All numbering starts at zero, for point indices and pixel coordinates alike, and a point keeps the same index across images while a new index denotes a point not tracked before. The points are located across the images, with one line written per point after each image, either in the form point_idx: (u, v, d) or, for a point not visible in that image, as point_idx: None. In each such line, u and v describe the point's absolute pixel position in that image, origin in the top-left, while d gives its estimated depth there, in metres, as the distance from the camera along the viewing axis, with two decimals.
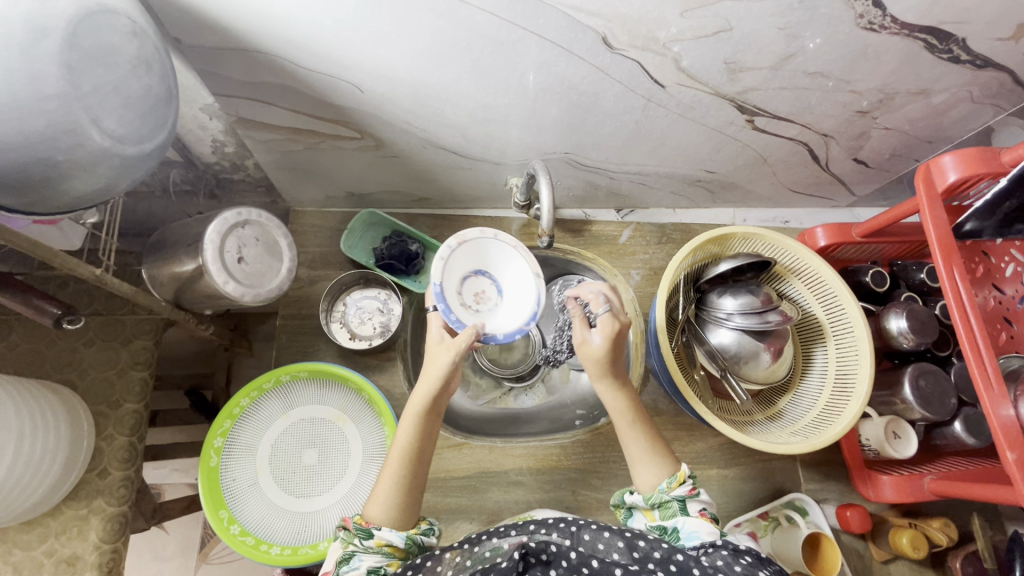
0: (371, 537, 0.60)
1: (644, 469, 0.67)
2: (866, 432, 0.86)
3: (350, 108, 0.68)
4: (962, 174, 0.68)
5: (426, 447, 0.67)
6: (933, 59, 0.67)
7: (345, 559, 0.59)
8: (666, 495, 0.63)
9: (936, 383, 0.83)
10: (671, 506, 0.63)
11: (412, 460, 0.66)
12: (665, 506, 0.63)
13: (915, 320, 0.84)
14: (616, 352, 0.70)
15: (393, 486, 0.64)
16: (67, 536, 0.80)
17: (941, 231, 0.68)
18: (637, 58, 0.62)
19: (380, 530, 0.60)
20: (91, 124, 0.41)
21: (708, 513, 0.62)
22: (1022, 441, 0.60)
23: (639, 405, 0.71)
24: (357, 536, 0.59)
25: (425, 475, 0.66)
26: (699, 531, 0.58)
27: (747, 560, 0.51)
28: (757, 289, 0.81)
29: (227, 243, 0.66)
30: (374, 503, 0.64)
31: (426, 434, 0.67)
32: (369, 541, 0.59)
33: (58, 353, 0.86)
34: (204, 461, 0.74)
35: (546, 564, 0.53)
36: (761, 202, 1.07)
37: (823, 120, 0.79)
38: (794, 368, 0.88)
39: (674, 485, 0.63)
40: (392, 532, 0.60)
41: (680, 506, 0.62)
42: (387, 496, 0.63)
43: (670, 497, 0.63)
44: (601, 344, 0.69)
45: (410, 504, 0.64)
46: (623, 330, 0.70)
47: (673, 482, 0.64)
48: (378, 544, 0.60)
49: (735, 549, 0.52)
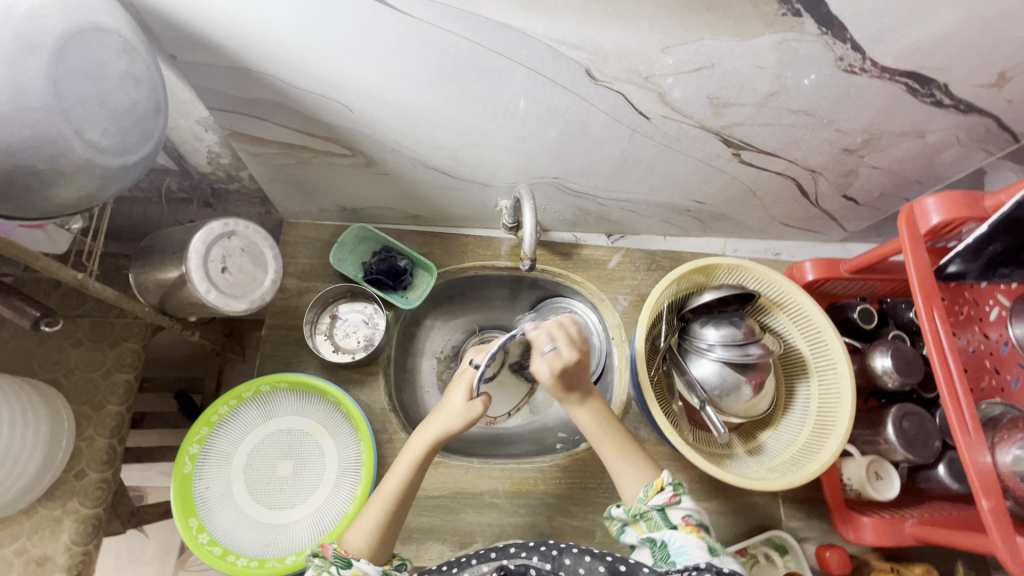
0: (348, 567, 0.64)
1: (625, 476, 0.73)
2: (847, 471, 0.85)
3: (341, 126, 0.70)
4: (946, 217, 0.68)
5: (416, 483, 0.72)
6: (915, 102, 0.68)
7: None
8: (645, 504, 0.67)
9: (920, 424, 0.82)
10: (653, 517, 0.66)
11: (400, 496, 0.70)
12: (648, 517, 0.67)
13: (900, 360, 0.83)
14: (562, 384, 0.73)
15: (377, 519, 0.68)
16: (39, 536, 0.80)
17: (922, 273, 0.68)
18: (620, 90, 0.63)
19: (358, 561, 0.64)
20: (75, 135, 0.43)
21: (692, 518, 0.66)
22: (997, 489, 0.60)
23: (602, 418, 0.76)
24: (334, 565, 0.63)
25: (407, 511, 0.71)
26: (688, 545, 0.62)
27: None
28: (739, 321, 0.81)
29: (212, 252, 0.67)
30: (356, 532, 0.68)
31: (417, 474, 0.72)
32: (347, 570, 0.63)
33: (47, 352, 0.87)
34: (178, 467, 0.74)
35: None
36: (752, 233, 1.07)
37: (811, 157, 0.80)
38: (776, 403, 0.88)
39: (653, 494, 0.67)
40: (368, 565, 0.65)
41: (661, 515, 0.66)
42: (370, 528, 0.68)
43: (650, 507, 0.67)
44: (549, 378, 0.72)
45: (387, 540, 0.69)
46: (574, 367, 0.72)
47: (651, 490, 0.67)
48: (355, 575, 0.63)
49: (719, 572, 0.55)
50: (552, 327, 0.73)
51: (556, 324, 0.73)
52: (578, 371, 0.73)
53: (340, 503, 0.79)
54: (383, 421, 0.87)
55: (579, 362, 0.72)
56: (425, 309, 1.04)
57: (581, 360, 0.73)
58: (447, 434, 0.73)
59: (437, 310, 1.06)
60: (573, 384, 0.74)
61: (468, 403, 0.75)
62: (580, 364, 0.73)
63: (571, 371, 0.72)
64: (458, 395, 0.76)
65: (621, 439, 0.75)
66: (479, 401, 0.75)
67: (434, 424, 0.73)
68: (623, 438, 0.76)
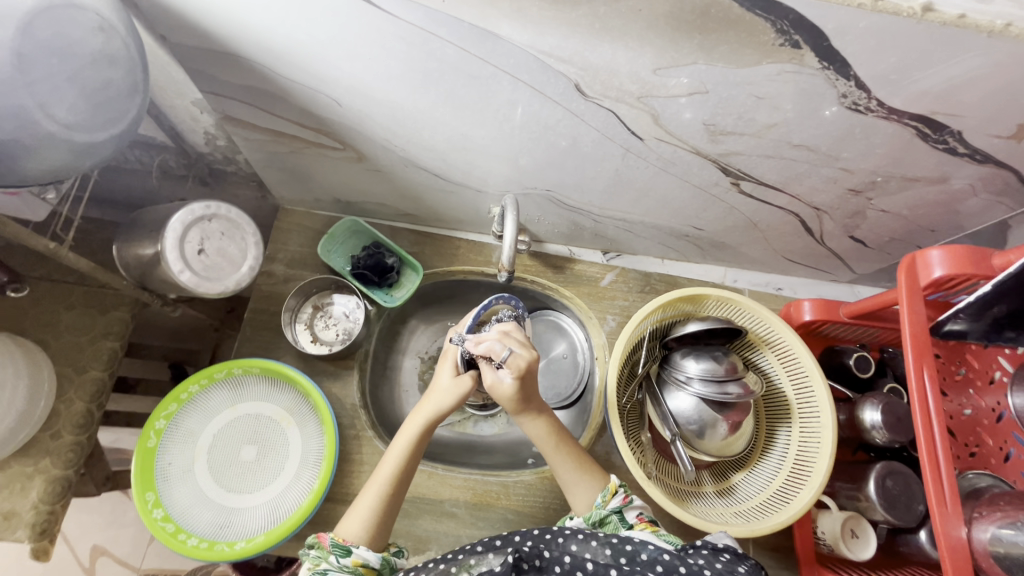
0: (348, 555, 0.64)
1: (578, 487, 0.74)
2: (823, 524, 0.81)
3: (330, 119, 0.70)
4: (949, 272, 0.64)
5: (410, 467, 0.72)
6: (926, 147, 0.64)
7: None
8: (603, 509, 0.69)
9: (905, 484, 0.77)
10: (611, 521, 0.68)
11: (395, 481, 0.71)
12: (606, 522, 0.68)
13: (891, 415, 0.79)
14: (525, 388, 0.72)
15: (374, 505, 0.69)
16: (9, 490, 0.82)
17: (916, 329, 0.64)
18: (611, 108, 0.61)
19: (357, 549, 0.65)
20: (39, 110, 0.43)
21: (645, 515, 0.69)
22: (967, 569, 0.57)
23: (556, 426, 0.76)
24: (332, 555, 0.63)
25: (403, 496, 0.72)
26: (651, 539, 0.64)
27: (725, 558, 0.55)
28: (721, 356, 0.78)
29: (190, 234, 0.67)
30: (352, 519, 0.68)
31: (412, 458, 0.73)
32: (345, 559, 0.64)
33: (38, 313, 0.89)
34: (142, 440, 0.75)
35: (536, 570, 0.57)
36: (754, 265, 1.03)
37: (814, 193, 0.76)
38: (755, 445, 0.84)
39: (610, 498, 0.69)
40: (368, 552, 0.65)
41: (619, 517, 0.68)
42: (367, 513, 0.68)
43: (609, 511, 0.68)
44: (512, 384, 0.71)
45: (383, 526, 0.69)
46: (532, 370, 0.73)
47: (608, 495, 0.70)
48: (354, 563, 0.64)
49: (714, 549, 0.56)
50: (499, 336, 0.73)
51: (502, 333, 0.73)
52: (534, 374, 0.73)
53: (297, 495, 0.79)
54: (351, 417, 0.87)
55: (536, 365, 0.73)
56: (412, 308, 1.03)
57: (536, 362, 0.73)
58: (439, 414, 0.74)
59: (424, 311, 1.05)
60: (529, 392, 0.74)
61: (456, 380, 0.75)
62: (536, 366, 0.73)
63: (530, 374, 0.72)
64: (446, 372, 0.76)
65: (575, 448, 0.76)
66: (467, 376, 0.75)
67: (424, 408, 0.74)
68: (574, 449, 0.76)
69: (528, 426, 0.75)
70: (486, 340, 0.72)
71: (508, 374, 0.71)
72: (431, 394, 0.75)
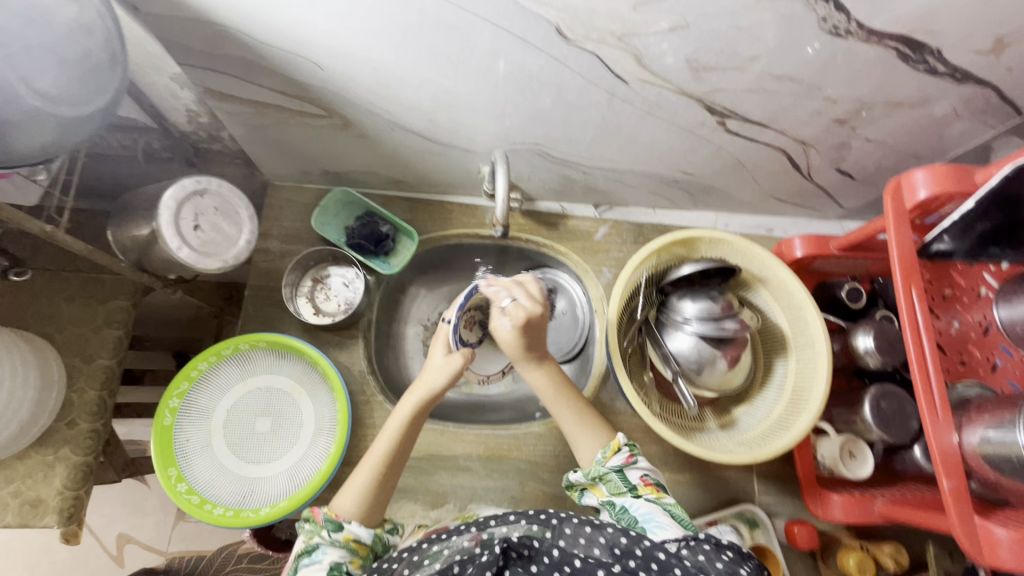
0: (339, 530, 0.65)
1: (581, 440, 0.76)
2: (821, 449, 0.85)
3: (313, 85, 0.69)
4: (932, 192, 0.65)
5: (404, 447, 0.74)
6: (908, 69, 0.64)
7: (308, 551, 0.64)
8: (603, 467, 0.71)
9: (898, 405, 0.81)
10: (611, 478, 0.70)
11: (388, 459, 0.72)
12: (606, 479, 0.70)
13: (882, 339, 0.82)
14: (525, 338, 0.74)
15: (368, 482, 0.70)
16: (32, 479, 0.84)
17: (904, 251, 0.66)
18: (594, 51, 0.61)
19: (349, 525, 0.66)
20: (21, 84, 0.43)
21: (649, 479, 0.70)
22: (959, 471, 0.59)
23: (560, 378, 0.79)
24: (325, 529, 0.65)
25: (397, 473, 0.73)
26: (653, 511, 0.64)
27: (729, 556, 0.52)
28: (717, 295, 0.80)
29: (184, 210, 0.68)
30: (345, 497, 0.70)
31: (407, 437, 0.74)
32: (337, 534, 0.65)
33: (39, 307, 0.89)
34: (158, 419, 0.77)
35: (527, 560, 0.54)
36: (744, 208, 1.05)
37: (799, 127, 0.77)
38: (754, 379, 0.87)
39: (611, 456, 0.72)
40: (360, 528, 0.66)
41: (619, 476, 0.70)
42: (361, 490, 0.70)
43: (609, 469, 0.71)
44: (511, 331, 0.73)
45: (377, 503, 0.70)
46: (535, 321, 0.74)
47: (609, 452, 0.73)
48: (345, 538, 0.65)
49: (717, 545, 0.53)
50: (510, 285, 0.76)
51: (513, 283, 0.76)
52: (539, 326, 0.75)
53: (315, 461, 0.82)
54: (360, 383, 0.89)
55: (540, 316, 0.74)
56: (410, 276, 1.04)
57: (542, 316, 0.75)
58: (432, 393, 0.76)
59: (422, 278, 1.07)
60: (534, 342, 0.76)
61: (449, 359, 0.78)
62: (542, 320, 0.75)
63: (532, 323, 0.74)
64: (439, 355, 0.79)
65: (579, 401, 0.78)
66: (457, 354, 0.79)
67: (416, 391, 0.76)
68: (578, 404, 0.78)
69: (533, 377, 0.78)
70: (496, 287, 0.76)
71: (507, 323, 0.73)
72: (425, 376, 0.77)
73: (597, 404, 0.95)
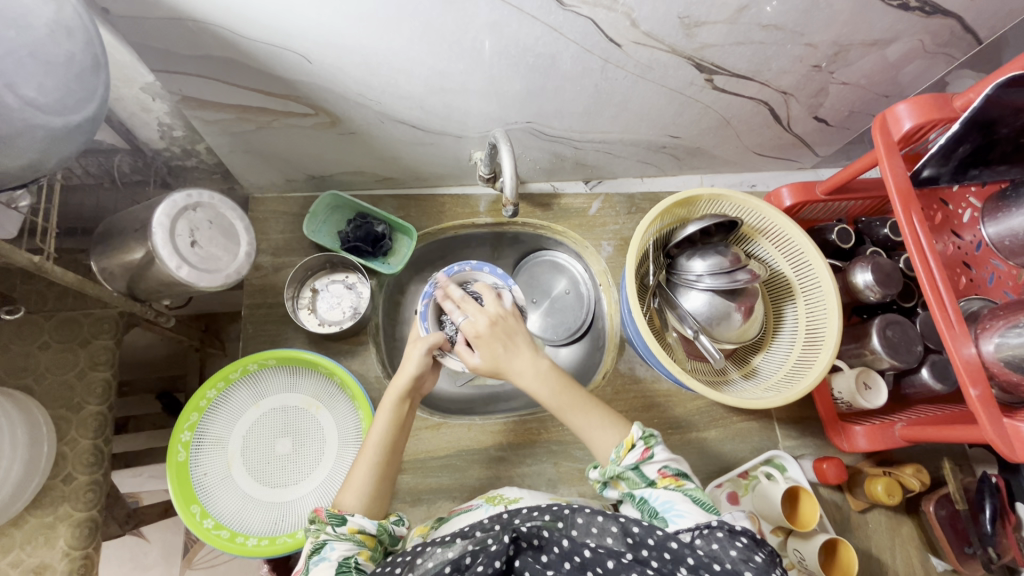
0: (343, 523, 0.60)
1: (595, 439, 0.69)
2: (838, 385, 0.88)
3: (298, 81, 0.66)
4: (917, 121, 0.68)
5: (401, 439, 0.70)
6: (883, 7, 0.67)
7: (316, 550, 0.58)
8: (619, 466, 0.65)
9: (902, 332, 0.84)
10: (629, 477, 0.64)
11: (388, 447, 0.68)
12: (624, 478, 0.64)
13: (880, 273, 0.85)
14: (489, 347, 0.71)
15: (368, 475, 0.66)
16: (33, 545, 0.76)
17: (898, 180, 0.68)
18: (589, 15, 0.61)
19: (353, 517, 0.61)
20: (7, 90, 0.40)
21: (668, 469, 0.63)
22: (984, 378, 0.61)
23: (558, 373, 0.71)
24: (329, 524, 0.60)
25: (399, 464, 0.69)
26: (673, 501, 0.58)
27: (743, 542, 0.50)
28: (725, 250, 0.81)
29: (178, 226, 0.63)
30: (348, 492, 0.65)
31: (403, 426, 0.71)
32: (342, 527, 0.60)
33: (12, 359, 0.81)
34: (171, 455, 0.72)
35: (538, 548, 0.56)
36: (727, 168, 1.08)
37: (781, 77, 0.79)
38: (765, 328, 0.90)
39: (625, 454, 0.65)
40: (364, 518, 0.61)
41: (637, 473, 0.64)
42: (361, 484, 0.65)
43: (625, 467, 0.64)
44: (479, 360, 0.71)
45: (380, 494, 0.66)
46: (491, 330, 0.72)
47: (623, 451, 0.65)
48: (350, 531, 0.60)
49: (731, 531, 0.51)
50: (461, 299, 0.75)
51: (464, 297, 0.75)
52: (502, 333, 0.72)
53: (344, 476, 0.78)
54: (378, 390, 0.86)
55: (496, 326, 0.72)
56: (408, 276, 1.02)
57: (494, 321, 0.73)
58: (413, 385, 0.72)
59: (420, 276, 1.04)
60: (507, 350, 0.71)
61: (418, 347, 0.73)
62: (497, 323, 0.73)
63: (487, 337, 0.71)
64: (418, 350, 0.72)
65: (584, 398, 0.71)
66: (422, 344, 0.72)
67: (400, 380, 0.72)
68: (583, 397, 0.71)
69: (530, 386, 0.70)
70: (451, 302, 0.76)
71: (476, 357, 0.71)
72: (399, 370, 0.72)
73: (617, 375, 0.95)
